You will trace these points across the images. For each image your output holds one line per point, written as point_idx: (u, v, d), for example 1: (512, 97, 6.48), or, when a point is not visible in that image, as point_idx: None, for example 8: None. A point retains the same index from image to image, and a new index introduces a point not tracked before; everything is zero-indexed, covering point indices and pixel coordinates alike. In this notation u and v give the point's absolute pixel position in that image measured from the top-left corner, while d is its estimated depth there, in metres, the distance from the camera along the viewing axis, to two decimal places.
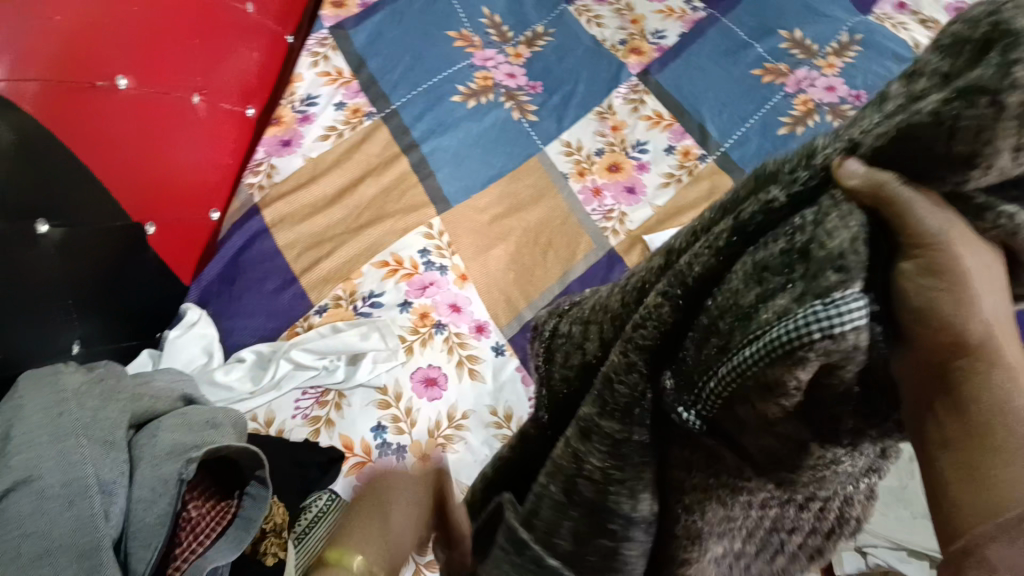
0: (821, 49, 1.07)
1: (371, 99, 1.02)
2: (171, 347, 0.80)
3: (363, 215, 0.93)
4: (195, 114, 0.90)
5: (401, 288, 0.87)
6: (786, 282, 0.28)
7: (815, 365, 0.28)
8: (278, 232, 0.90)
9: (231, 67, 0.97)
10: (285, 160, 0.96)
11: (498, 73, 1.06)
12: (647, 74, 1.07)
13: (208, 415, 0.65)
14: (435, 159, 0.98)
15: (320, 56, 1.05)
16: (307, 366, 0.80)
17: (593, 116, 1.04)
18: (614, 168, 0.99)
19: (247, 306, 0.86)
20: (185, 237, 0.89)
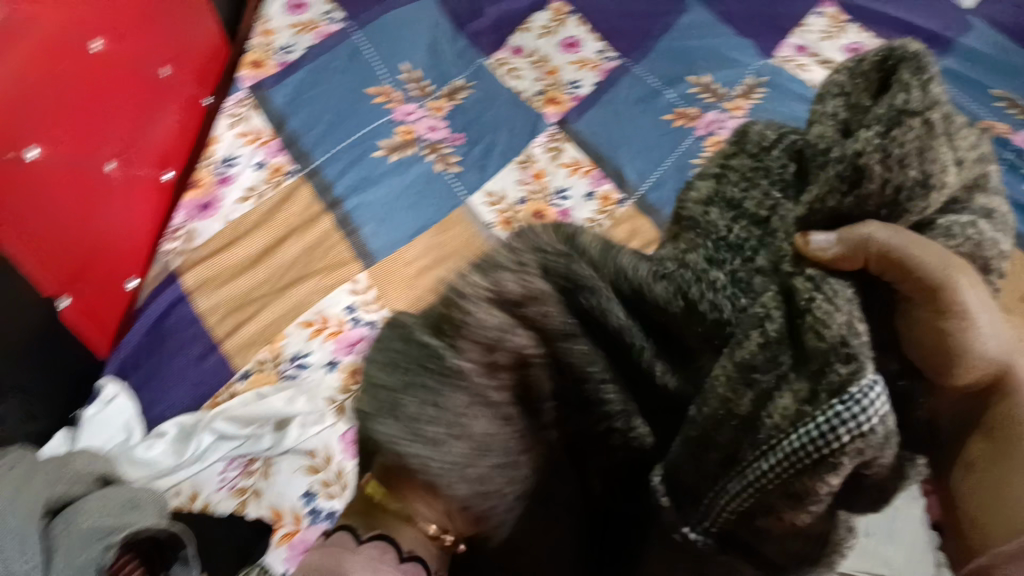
0: (729, 92, 1.11)
1: (292, 157, 1.02)
2: (88, 426, 0.79)
3: (286, 274, 0.92)
4: (112, 181, 0.88)
5: (328, 348, 0.86)
6: (806, 388, 0.36)
7: (846, 469, 0.35)
8: (199, 297, 0.89)
9: (151, 133, 0.95)
10: (204, 224, 0.95)
11: (420, 127, 1.07)
12: (566, 122, 1.09)
13: (131, 494, 0.63)
14: (360, 215, 0.98)
15: (239, 117, 1.05)
16: (231, 436, 0.79)
17: (514, 165, 1.05)
18: (538, 215, 0.99)
19: (169, 376, 0.84)
20: (103, 309, 0.86)
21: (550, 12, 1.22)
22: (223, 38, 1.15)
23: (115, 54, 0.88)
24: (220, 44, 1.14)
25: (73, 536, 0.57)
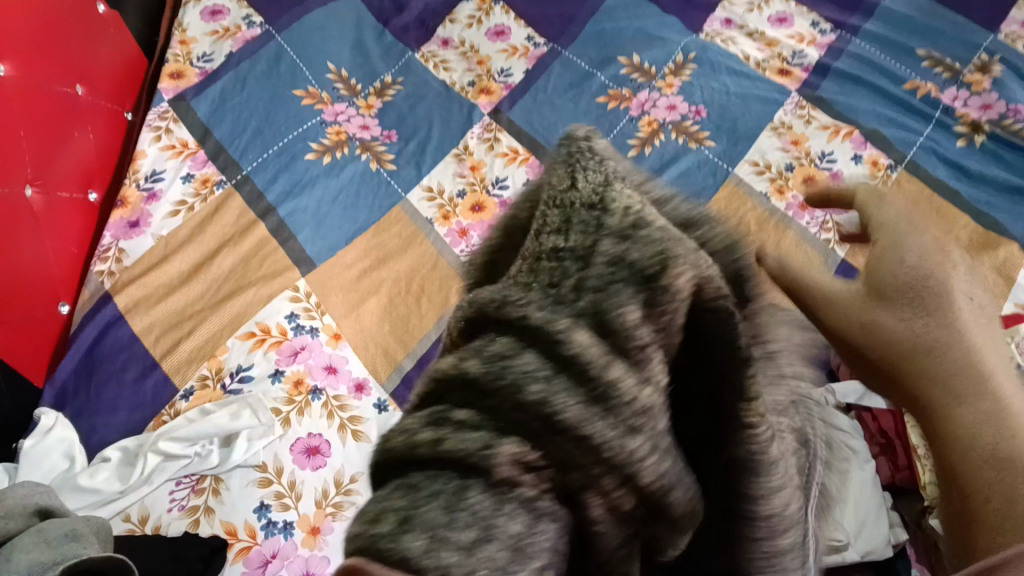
0: (659, 71, 1.11)
1: (221, 167, 1.00)
2: (27, 459, 0.75)
3: (222, 286, 0.90)
4: (31, 208, 0.85)
5: (270, 358, 0.85)
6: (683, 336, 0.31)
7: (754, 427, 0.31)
8: (133, 317, 0.87)
9: (68, 154, 0.92)
10: (134, 242, 0.93)
11: (351, 126, 1.06)
12: (498, 112, 1.09)
13: (68, 526, 0.61)
14: (295, 220, 0.96)
15: (162, 130, 1.02)
16: (178, 456, 0.77)
17: (450, 158, 1.04)
18: (477, 208, 0.99)
19: (107, 401, 0.82)
20: (33, 337, 0.84)
21: None
22: (140, 51, 1.12)
23: (21, 76, 0.85)
24: (137, 58, 1.11)
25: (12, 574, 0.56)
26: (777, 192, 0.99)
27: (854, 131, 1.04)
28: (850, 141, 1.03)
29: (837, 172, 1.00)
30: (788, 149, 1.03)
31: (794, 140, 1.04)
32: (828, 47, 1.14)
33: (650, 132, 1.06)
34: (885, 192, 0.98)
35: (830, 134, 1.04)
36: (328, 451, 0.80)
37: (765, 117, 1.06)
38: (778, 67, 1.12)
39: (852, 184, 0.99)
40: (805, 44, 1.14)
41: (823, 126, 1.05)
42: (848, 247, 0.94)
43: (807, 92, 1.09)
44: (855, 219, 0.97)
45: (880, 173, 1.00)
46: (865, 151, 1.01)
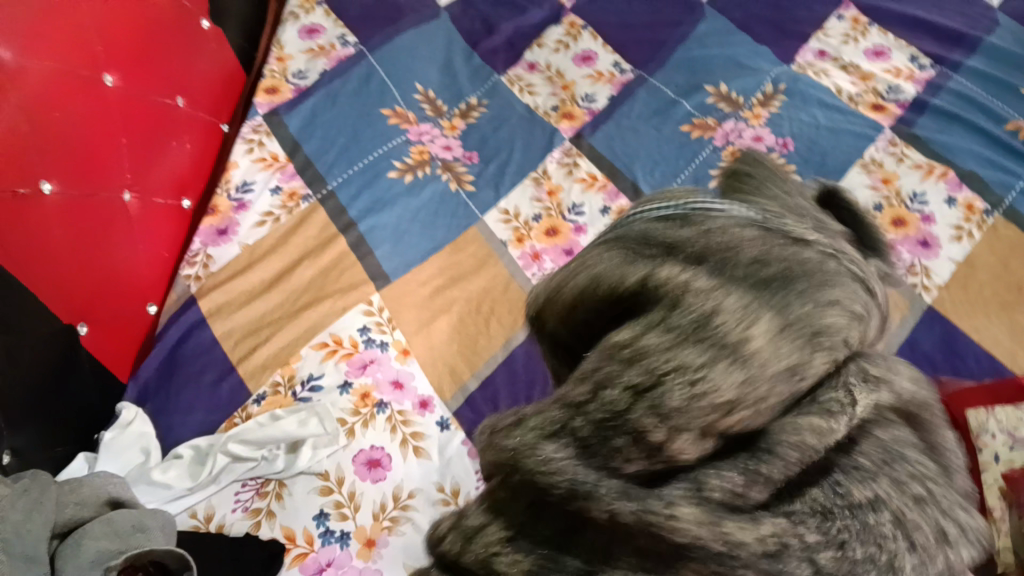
0: (747, 101, 1.10)
1: (307, 181, 1.03)
2: (106, 450, 0.79)
3: (301, 296, 0.93)
4: (127, 211, 0.90)
5: (341, 369, 0.87)
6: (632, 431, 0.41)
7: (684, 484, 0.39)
8: (215, 322, 0.91)
9: (164, 162, 0.98)
10: (221, 249, 0.97)
11: (434, 147, 1.08)
12: (580, 137, 1.09)
13: (137, 518, 0.64)
14: (374, 235, 0.99)
15: (254, 142, 1.07)
16: (245, 458, 0.79)
17: (529, 182, 1.04)
18: (552, 232, 0.99)
19: (185, 400, 0.86)
20: (122, 335, 0.88)
21: (565, 26, 1.22)
22: (239, 66, 1.17)
23: (125, 88, 0.90)
24: (236, 72, 1.16)
25: (77, 562, 0.59)
26: None
27: (949, 171, 0.99)
28: (944, 182, 0.99)
29: (928, 214, 0.96)
30: (878, 188, 0.99)
31: (885, 178, 1.00)
32: (926, 82, 1.10)
33: None
34: (978, 237, 0.94)
35: (923, 174, 1.00)
36: (389, 465, 0.81)
37: (854, 152, 1.03)
38: (872, 102, 1.08)
39: (942, 227, 0.94)
40: (902, 78, 1.11)
41: (917, 164, 1.01)
42: (935, 293, 0.90)
43: (901, 129, 1.05)
44: (943, 263, 0.92)
45: (973, 217, 0.95)
46: (960, 194, 0.97)
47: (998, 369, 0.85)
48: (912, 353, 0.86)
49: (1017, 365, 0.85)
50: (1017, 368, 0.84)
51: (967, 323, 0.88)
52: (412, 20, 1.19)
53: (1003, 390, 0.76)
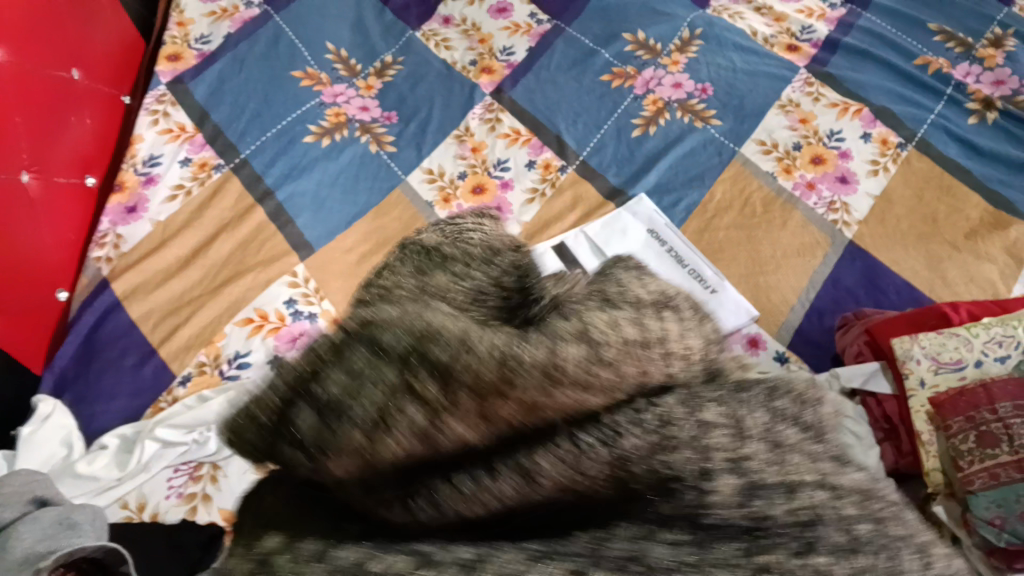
0: (665, 47, 1.09)
1: (218, 151, 0.99)
2: (26, 445, 0.75)
3: (221, 272, 0.90)
4: (28, 193, 0.85)
5: (269, 344, 0.84)
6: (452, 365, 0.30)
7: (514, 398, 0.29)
8: (132, 304, 0.87)
9: (64, 139, 0.92)
10: (131, 228, 0.92)
11: (350, 108, 1.04)
12: (500, 92, 1.07)
13: (63, 515, 0.62)
14: (293, 204, 0.95)
15: (159, 114, 1.02)
16: (175, 443, 0.76)
17: (451, 140, 1.02)
18: (478, 189, 0.98)
19: (106, 388, 0.81)
20: (30, 324, 0.83)
21: None
22: (137, 33, 1.11)
23: (16, 62, 0.84)
24: (133, 40, 1.10)
25: (4, 567, 0.56)
26: (784, 172, 0.97)
27: (864, 108, 1.01)
28: (859, 120, 1.00)
29: (846, 151, 0.98)
30: (796, 128, 1.00)
31: (802, 118, 1.01)
32: (837, 21, 1.11)
33: (655, 111, 1.04)
34: (895, 170, 0.96)
35: (839, 112, 1.01)
36: None
37: (771, 94, 1.04)
38: (786, 43, 1.09)
39: (860, 162, 0.96)
40: (814, 19, 1.12)
41: (832, 103, 1.02)
42: (856, 228, 0.92)
43: (814, 68, 1.06)
44: (862, 198, 0.95)
45: (889, 152, 0.97)
46: (874, 129, 0.99)
47: (917, 298, 0.87)
48: (836, 290, 0.89)
49: (935, 293, 0.87)
50: (935, 297, 0.87)
51: (886, 255, 0.90)
52: None
53: (929, 316, 0.77)
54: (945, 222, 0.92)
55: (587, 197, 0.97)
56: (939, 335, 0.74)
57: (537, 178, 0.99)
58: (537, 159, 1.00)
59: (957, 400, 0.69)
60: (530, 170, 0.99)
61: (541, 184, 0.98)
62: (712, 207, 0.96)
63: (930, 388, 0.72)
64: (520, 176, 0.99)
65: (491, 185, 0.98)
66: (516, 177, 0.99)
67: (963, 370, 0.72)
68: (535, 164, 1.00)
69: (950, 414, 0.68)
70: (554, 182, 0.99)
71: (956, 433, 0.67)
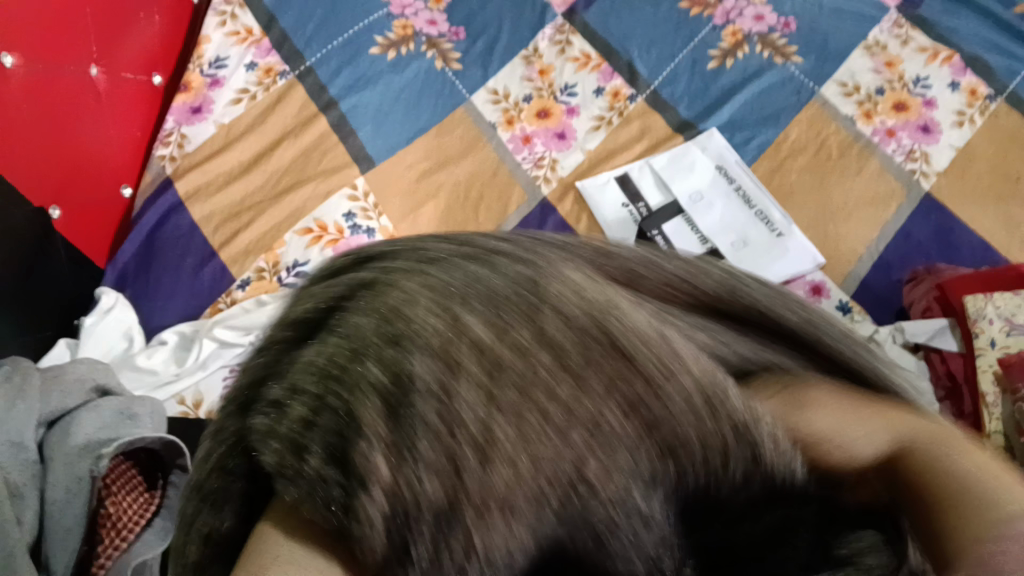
0: None
1: (284, 57, 0.98)
2: (89, 336, 0.77)
3: (282, 179, 0.90)
4: (96, 88, 0.85)
5: (327, 256, 0.84)
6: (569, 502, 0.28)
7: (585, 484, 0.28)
8: (193, 205, 0.87)
9: (132, 35, 0.91)
10: (196, 128, 0.93)
11: (418, 21, 1.02)
12: (573, 13, 1.03)
13: (124, 406, 0.63)
14: (356, 116, 0.94)
15: (227, 15, 1.01)
16: (233, 344, 0.77)
17: (519, 60, 1.00)
18: (543, 114, 0.96)
19: (166, 286, 0.83)
20: (95, 218, 0.85)
21: None
22: None
23: None
24: None
25: (66, 450, 0.56)
26: (864, 116, 0.93)
27: (954, 55, 0.96)
28: (948, 67, 0.95)
29: (931, 99, 0.93)
30: (881, 71, 0.96)
31: (888, 61, 0.96)
32: None
33: (733, 43, 0.99)
34: (980, 123, 0.92)
35: (928, 57, 0.96)
36: None
37: (858, 33, 0.99)
38: None
39: (945, 112, 0.92)
40: None
41: (921, 47, 0.97)
42: (934, 180, 0.88)
43: (907, 9, 1.00)
44: (944, 149, 0.90)
45: (977, 103, 0.92)
46: (963, 78, 0.94)
47: (990, 256, 0.84)
48: (906, 242, 0.85)
49: (1011, 253, 0.84)
50: (1011, 257, 0.83)
51: (964, 211, 0.87)
52: None
53: (1004, 276, 0.75)
54: None
55: (655, 129, 0.95)
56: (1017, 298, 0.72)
57: (605, 107, 0.96)
58: (606, 86, 0.97)
59: None
60: (600, 97, 0.96)
61: (610, 113, 0.96)
62: (785, 147, 0.92)
63: (1001, 349, 0.70)
64: (587, 103, 0.96)
65: (557, 110, 0.96)
66: (582, 104, 0.96)
67: None
68: (603, 90, 0.97)
69: (1017, 377, 0.65)
70: (622, 111, 0.96)
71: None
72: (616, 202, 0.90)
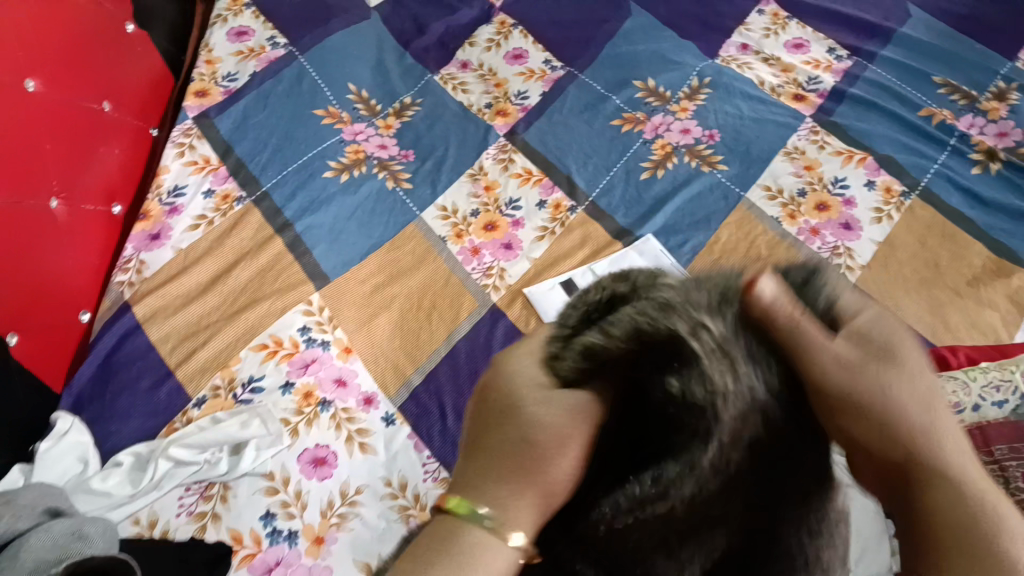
0: (674, 94, 1.13)
1: (241, 183, 1.03)
2: (43, 460, 0.76)
3: (239, 298, 0.92)
4: (56, 219, 0.88)
5: (282, 370, 0.86)
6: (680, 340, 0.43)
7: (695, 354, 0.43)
8: (151, 327, 0.90)
9: (93, 168, 0.96)
10: (154, 254, 0.96)
11: (369, 146, 1.08)
12: (514, 133, 1.10)
13: (75, 526, 0.63)
14: (311, 235, 0.98)
15: (185, 146, 1.06)
16: (188, 462, 0.78)
17: (465, 179, 1.06)
18: (490, 227, 1.01)
19: (123, 407, 0.84)
20: (52, 343, 0.86)
21: (496, 25, 1.23)
22: (166, 71, 1.17)
23: (49, 94, 0.88)
24: (162, 77, 1.16)
25: (17, 574, 0.57)
26: (788, 218, 0.99)
27: (867, 157, 1.04)
28: (862, 168, 1.03)
29: (849, 198, 1.00)
30: (801, 174, 1.03)
31: (807, 165, 1.04)
32: (843, 72, 1.15)
33: (663, 154, 1.07)
34: (897, 218, 0.98)
35: (843, 160, 1.04)
36: (335, 462, 0.81)
37: (778, 141, 1.07)
38: (792, 93, 1.13)
39: (863, 210, 0.99)
40: (821, 70, 1.15)
41: (836, 151, 1.05)
42: (858, 273, 0.94)
43: (820, 118, 1.09)
44: (865, 244, 0.97)
45: (892, 199, 1.00)
46: (877, 178, 1.02)
47: (918, 342, 0.89)
48: None
49: (936, 337, 0.89)
50: (935, 339, 0.88)
51: (889, 300, 0.92)
52: (344, 19, 1.20)
53: (926, 358, 0.81)
54: (947, 267, 0.94)
55: (596, 236, 1.00)
56: (937, 376, 0.77)
57: (548, 218, 1.02)
58: (548, 198, 1.03)
59: None
60: (543, 209, 1.02)
61: (554, 223, 1.01)
62: (718, 248, 0.98)
63: None
64: (530, 214, 1.02)
65: (503, 223, 1.01)
66: (526, 216, 1.02)
67: (960, 411, 0.74)
68: (545, 203, 1.03)
69: None
70: (564, 221, 1.01)
71: None
72: (562, 306, 0.93)
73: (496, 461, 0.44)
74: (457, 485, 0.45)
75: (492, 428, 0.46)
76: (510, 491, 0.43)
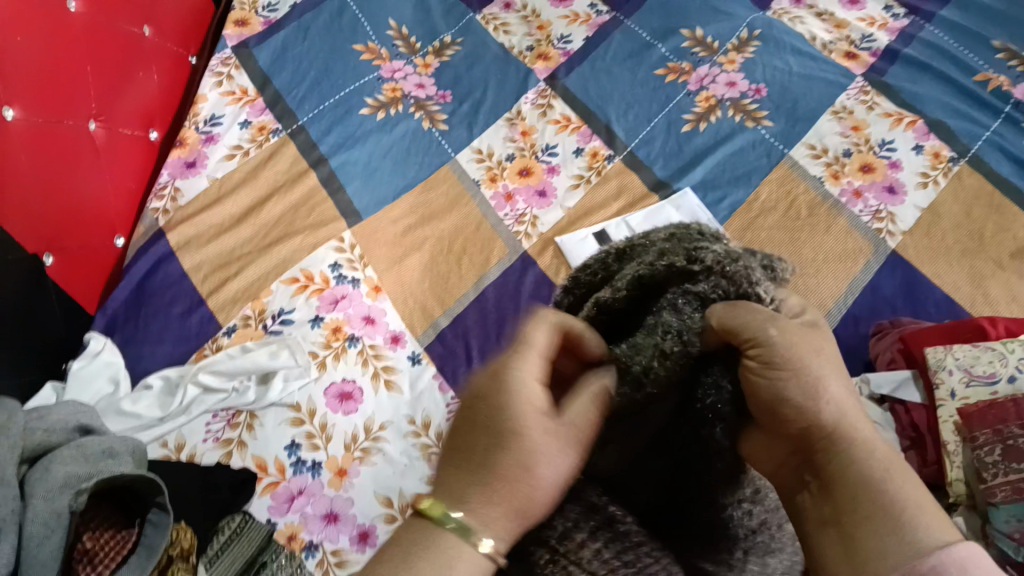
0: (722, 46, 1.09)
1: (277, 116, 1.02)
2: (74, 379, 0.78)
3: (272, 231, 0.92)
4: (93, 141, 0.88)
5: (312, 304, 0.87)
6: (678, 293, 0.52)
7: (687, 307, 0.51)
8: (184, 255, 0.90)
9: (131, 93, 0.96)
10: (189, 182, 0.96)
11: (407, 84, 1.07)
12: (555, 78, 1.08)
13: (106, 444, 0.65)
14: (345, 172, 0.98)
15: (223, 76, 1.05)
16: (217, 390, 0.80)
17: (502, 122, 1.04)
18: (525, 173, 1.00)
19: (155, 332, 0.85)
20: (87, 264, 0.87)
21: None
22: None
23: (89, 15, 0.88)
24: (202, 4, 1.14)
25: (48, 487, 0.58)
26: (832, 177, 0.97)
27: (918, 120, 1.01)
28: (912, 131, 1.00)
29: (895, 162, 0.97)
30: (848, 135, 1.00)
31: (855, 126, 1.01)
32: (899, 31, 1.11)
33: (707, 107, 1.04)
34: (943, 184, 0.96)
35: (892, 122, 1.01)
36: (360, 397, 0.81)
37: (826, 99, 1.04)
38: (845, 50, 1.09)
39: (909, 174, 0.96)
40: (876, 28, 1.11)
41: (886, 113, 1.02)
42: (899, 239, 0.92)
43: (872, 77, 1.06)
44: (909, 209, 0.94)
45: (940, 165, 0.97)
46: (927, 142, 0.99)
47: (954, 312, 0.87)
48: (874, 297, 0.89)
49: (974, 309, 0.87)
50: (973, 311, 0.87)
51: (928, 268, 0.90)
52: None
53: (965, 330, 0.79)
54: (992, 239, 0.92)
55: (632, 188, 0.98)
56: (974, 348, 0.75)
57: (584, 166, 1.00)
58: (585, 146, 1.02)
59: (986, 412, 0.70)
60: (580, 156, 1.01)
61: (590, 172, 1.00)
62: (756, 206, 0.96)
63: (959, 400, 0.74)
64: (567, 162, 1.00)
65: (538, 169, 1.00)
66: (563, 163, 1.00)
67: (994, 384, 0.73)
68: (582, 151, 1.01)
69: (977, 426, 0.70)
70: (600, 169, 1.00)
71: (983, 445, 0.69)
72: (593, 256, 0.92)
73: (470, 467, 0.45)
74: (438, 492, 0.45)
75: (478, 431, 0.46)
76: (476, 482, 0.45)
